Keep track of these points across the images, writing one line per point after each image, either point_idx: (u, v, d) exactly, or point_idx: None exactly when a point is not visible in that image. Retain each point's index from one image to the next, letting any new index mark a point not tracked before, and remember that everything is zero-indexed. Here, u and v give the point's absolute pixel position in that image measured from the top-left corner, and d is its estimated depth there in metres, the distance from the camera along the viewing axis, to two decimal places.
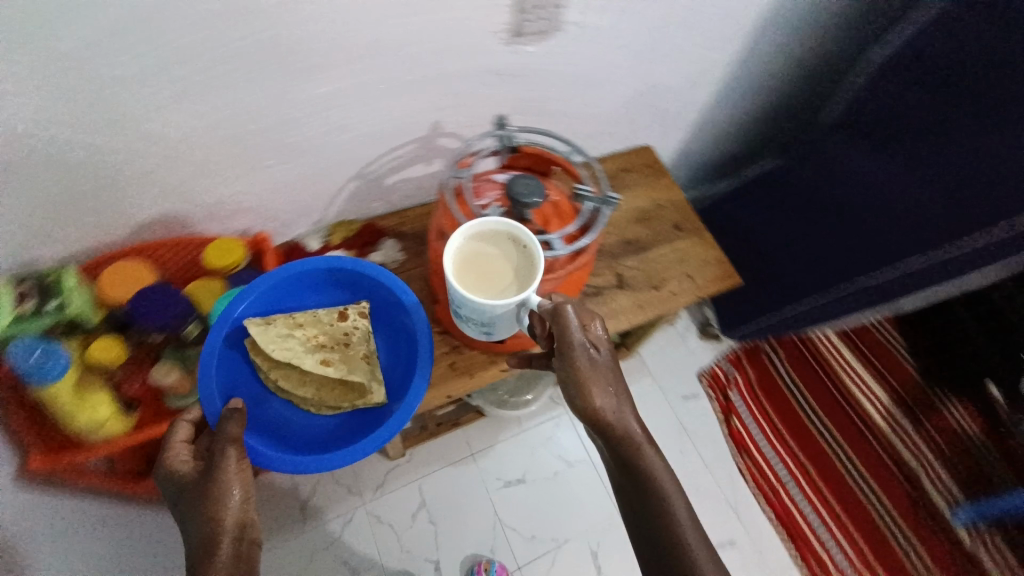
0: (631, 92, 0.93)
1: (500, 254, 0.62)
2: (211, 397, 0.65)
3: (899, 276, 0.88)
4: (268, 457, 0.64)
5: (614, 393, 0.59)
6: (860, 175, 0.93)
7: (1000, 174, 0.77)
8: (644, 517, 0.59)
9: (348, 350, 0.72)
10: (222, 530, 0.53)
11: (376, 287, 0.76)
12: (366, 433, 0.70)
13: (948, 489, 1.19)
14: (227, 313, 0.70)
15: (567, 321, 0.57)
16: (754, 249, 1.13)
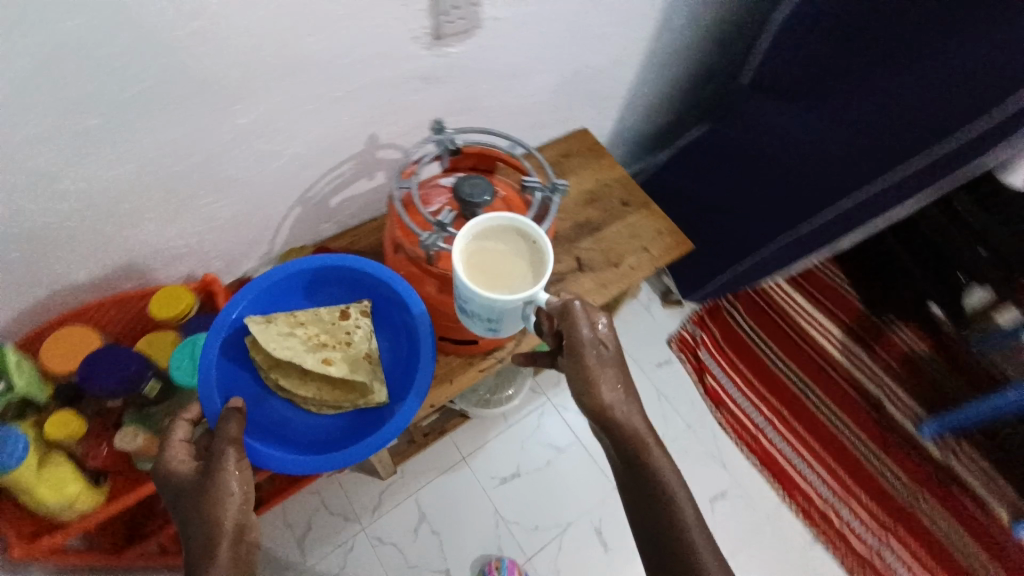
0: (560, 79, 0.95)
1: (506, 248, 0.58)
2: (210, 398, 0.65)
3: (834, 217, 0.92)
4: (266, 456, 0.64)
5: (620, 391, 0.59)
6: (782, 131, 0.97)
7: (903, 111, 0.80)
8: (650, 516, 0.58)
9: (350, 349, 0.70)
10: (220, 533, 0.50)
11: (379, 285, 0.74)
12: (366, 432, 0.68)
13: (908, 406, 1.28)
14: (224, 317, 0.69)
15: (575, 318, 0.57)
16: (699, 213, 1.17)
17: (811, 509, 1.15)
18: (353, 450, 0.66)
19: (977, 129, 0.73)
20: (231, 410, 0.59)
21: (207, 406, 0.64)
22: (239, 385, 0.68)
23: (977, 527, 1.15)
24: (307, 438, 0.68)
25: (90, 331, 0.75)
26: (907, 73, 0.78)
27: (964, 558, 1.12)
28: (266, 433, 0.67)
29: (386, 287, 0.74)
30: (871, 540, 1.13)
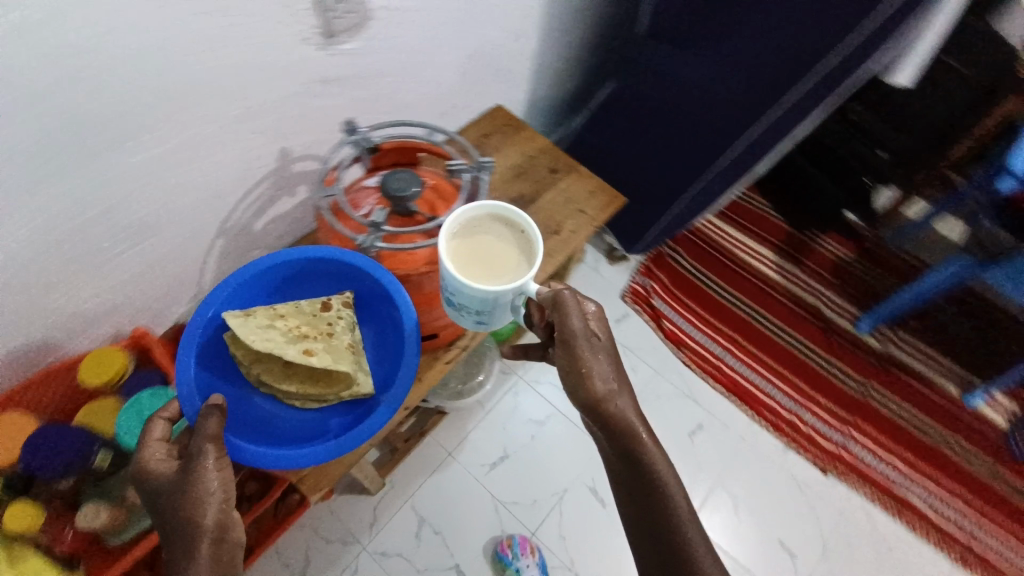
0: (464, 60, 0.94)
1: (497, 240, 0.59)
2: (189, 394, 0.60)
3: (747, 146, 0.97)
4: (245, 452, 0.58)
5: (616, 386, 0.58)
6: (684, 73, 1.00)
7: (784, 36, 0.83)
8: (647, 510, 0.59)
9: (333, 341, 0.65)
10: (200, 535, 0.48)
11: (364, 278, 0.70)
12: (352, 424, 0.64)
13: (844, 309, 1.38)
14: (200, 314, 0.64)
15: (568, 307, 0.56)
16: (625, 168, 1.20)
17: (780, 422, 1.22)
18: (337, 443, 0.61)
19: (852, 42, 0.77)
20: (211, 405, 0.55)
21: (186, 403, 0.60)
22: (220, 380, 0.64)
23: (924, 401, 1.27)
24: (289, 432, 0.63)
25: (25, 418, 0.72)
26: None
27: (918, 432, 1.23)
28: (247, 429, 0.61)
29: (364, 277, 0.69)
30: (837, 435, 1.22)
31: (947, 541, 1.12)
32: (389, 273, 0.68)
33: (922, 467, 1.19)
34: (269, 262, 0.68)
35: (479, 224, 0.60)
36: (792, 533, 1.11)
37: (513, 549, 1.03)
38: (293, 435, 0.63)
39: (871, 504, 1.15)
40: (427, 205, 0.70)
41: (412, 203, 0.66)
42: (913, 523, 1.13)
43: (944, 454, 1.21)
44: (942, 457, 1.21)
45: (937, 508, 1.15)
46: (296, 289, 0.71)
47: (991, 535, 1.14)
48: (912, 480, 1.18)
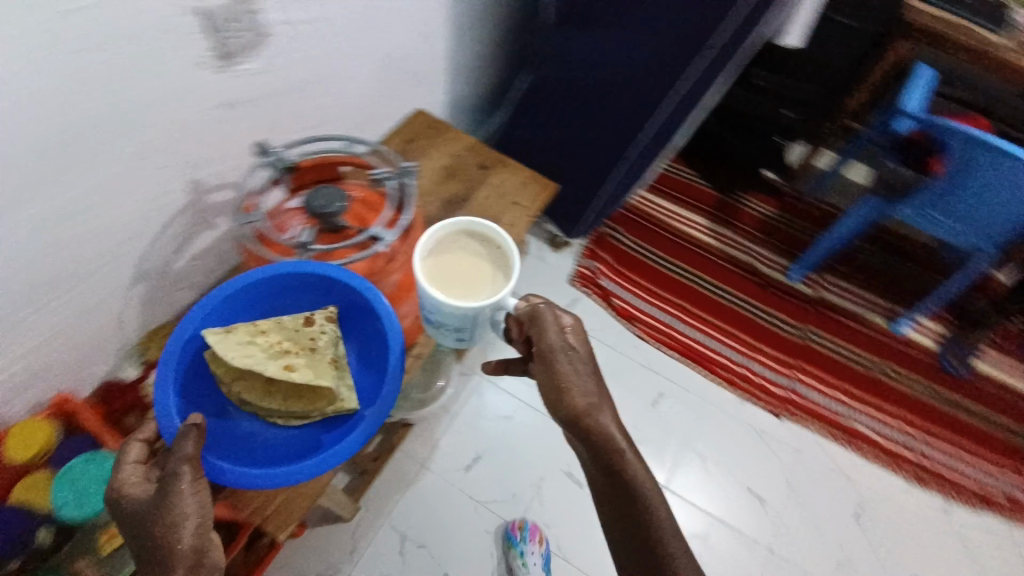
0: (375, 66, 0.92)
1: (472, 254, 0.64)
2: (167, 414, 0.56)
3: (663, 120, 1.00)
4: (230, 471, 0.54)
5: (595, 399, 0.60)
6: (594, 58, 1.02)
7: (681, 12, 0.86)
8: (626, 513, 0.63)
9: (315, 355, 0.61)
10: (176, 558, 0.47)
11: (346, 291, 0.64)
12: (335, 442, 0.58)
13: (777, 262, 1.46)
14: (177, 336, 0.59)
15: (546, 322, 0.60)
16: (553, 155, 1.22)
17: (733, 377, 1.28)
18: (321, 460, 0.56)
19: (743, 12, 0.81)
20: (189, 424, 0.51)
21: (164, 423, 0.56)
22: (200, 400, 0.59)
23: (857, 336, 1.37)
24: (272, 451, 0.58)
25: None
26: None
27: (857, 365, 1.32)
28: (227, 448, 0.57)
29: (343, 288, 0.64)
30: (786, 381, 1.29)
31: (898, 462, 1.20)
32: (364, 280, 0.63)
33: (865, 398, 1.28)
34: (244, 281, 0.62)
35: (453, 242, 0.65)
36: (759, 480, 1.16)
37: (524, 530, 1.05)
38: (277, 454, 0.58)
39: (825, 439, 1.22)
40: (356, 218, 0.69)
41: (339, 217, 0.65)
42: (866, 451, 1.21)
43: (882, 382, 1.30)
44: (881, 385, 1.30)
45: (884, 433, 1.24)
46: (275, 306, 0.65)
47: (937, 451, 1.22)
48: (859, 411, 1.26)
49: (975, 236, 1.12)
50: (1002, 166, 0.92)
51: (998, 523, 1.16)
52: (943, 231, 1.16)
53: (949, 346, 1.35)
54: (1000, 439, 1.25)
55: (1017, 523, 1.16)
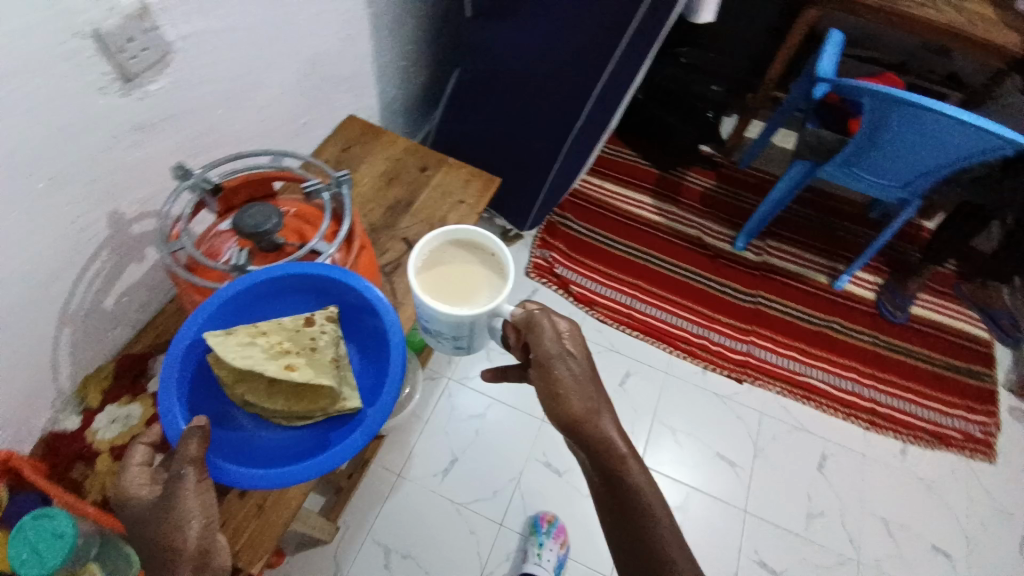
0: (296, 75, 0.89)
1: (467, 267, 0.70)
2: (172, 417, 0.54)
3: (596, 105, 1.02)
4: (233, 472, 0.53)
5: (594, 406, 0.59)
6: (520, 50, 1.02)
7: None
8: (625, 516, 0.62)
9: (315, 355, 0.58)
10: (182, 560, 0.46)
11: (348, 291, 0.63)
12: (337, 442, 0.56)
13: (722, 233, 1.52)
14: (179, 340, 0.57)
15: (542, 330, 0.60)
16: (493, 150, 1.22)
17: (694, 348, 1.32)
18: (326, 457, 0.54)
19: None
20: (194, 426, 0.50)
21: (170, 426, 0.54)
22: (204, 402, 0.57)
23: (803, 295, 1.43)
24: (277, 453, 0.57)
25: None
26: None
27: (806, 322, 1.39)
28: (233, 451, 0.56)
29: (344, 288, 0.63)
30: (743, 346, 1.34)
31: (853, 411, 1.26)
32: (362, 278, 0.62)
33: (817, 353, 1.34)
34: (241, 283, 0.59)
35: (450, 256, 0.72)
36: (727, 444, 1.20)
37: (552, 522, 1.07)
38: (284, 455, 0.56)
39: (784, 397, 1.27)
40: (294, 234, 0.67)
41: (275, 236, 0.62)
42: (822, 404, 1.27)
43: (830, 335, 1.37)
44: (831, 340, 1.37)
45: (838, 384, 1.30)
46: (273, 306, 0.63)
47: (888, 396, 1.29)
48: (813, 366, 1.32)
49: (896, 187, 1.19)
50: (911, 118, 0.98)
51: (953, 457, 1.23)
52: (867, 185, 1.22)
53: (884, 292, 1.42)
54: (946, 379, 1.33)
55: (972, 455, 1.23)
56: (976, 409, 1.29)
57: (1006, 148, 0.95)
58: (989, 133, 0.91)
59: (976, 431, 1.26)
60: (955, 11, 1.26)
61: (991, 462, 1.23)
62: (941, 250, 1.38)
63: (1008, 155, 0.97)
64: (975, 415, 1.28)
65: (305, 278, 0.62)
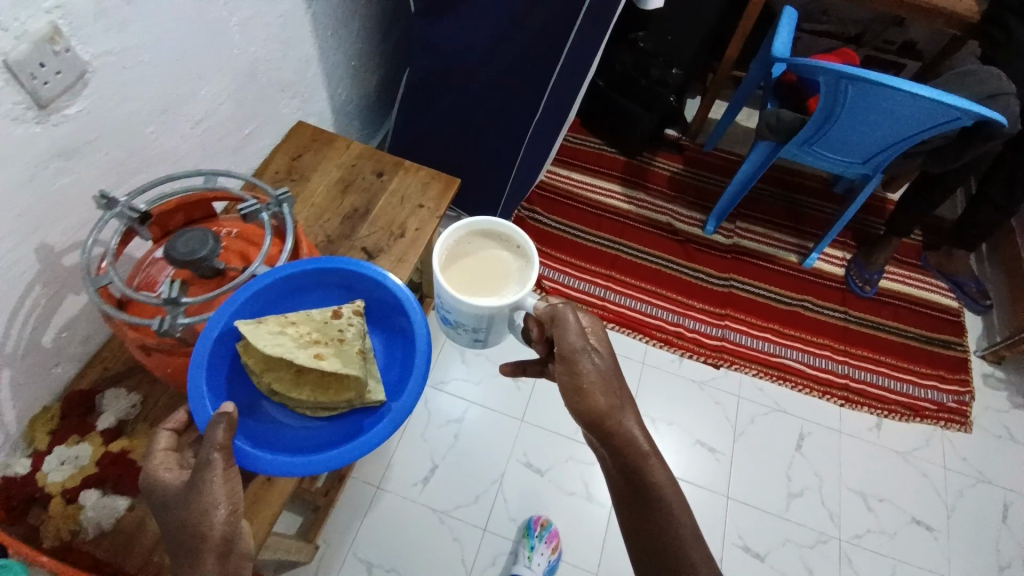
0: (231, 82, 0.85)
1: (488, 257, 0.80)
2: (201, 404, 0.56)
3: (552, 97, 1.01)
4: (258, 457, 0.55)
5: (618, 401, 0.62)
6: (467, 45, 0.99)
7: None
8: (643, 512, 0.62)
9: (344, 346, 0.61)
10: (207, 547, 0.48)
11: (374, 287, 0.68)
12: (358, 435, 0.58)
13: (692, 217, 1.52)
14: (208, 330, 0.58)
15: (567, 323, 0.64)
16: (452, 150, 1.19)
17: (670, 337, 1.31)
18: (346, 451, 0.56)
19: None
20: (221, 413, 0.51)
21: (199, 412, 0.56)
22: (231, 390, 0.59)
23: (774, 276, 1.43)
24: (303, 443, 0.59)
25: None
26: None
27: (779, 303, 1.39)
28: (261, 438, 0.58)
29: (372, 284, 0.67)
30: (716, 330, 1.34)
31: (828, 389, 1.27)
32: (389, 274, 0.66)
33: (791, 333, 1.35)
34: (270, 279, 0.62)
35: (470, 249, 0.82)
36: (706, 431, 1.20)
37: (545, 528, 1.06)
38: (306, 446, 0.58)
39: (761, 379, 1.28)
40: (232, 258, 0.63)
41: (213, 262, 0.58)
42: (798, 384, 1.27)
43: (801, 313, 1.38)
44: (804, 319, 1.37)
45: (812, 363, 1.31)
46: (297, 300, 0.66)
47: (861, 371, 1.31)
48: (787, 347, 1.33)
49: (858, 163, 1.19)
50: (869, 94, 0.97)
51: (927, 427, 1.25)
52: (828, 163, 1.22)
53: (853, 268, 1.44)
54: (919, 351, 1.35)
55: (947, 425, 1.25)
56: (949, 378, 1.31)
57: (962, 118, 0.95)
58: (945, 104, 0.91)
59: (951, 401, 1.28)
60: None
61: (967, 431, 1.25)
62: (905, 222, 1.36)
63: (964, 124, 0.98)
64: (948, 385, 1.30)
65: (329, 273, 0.66)
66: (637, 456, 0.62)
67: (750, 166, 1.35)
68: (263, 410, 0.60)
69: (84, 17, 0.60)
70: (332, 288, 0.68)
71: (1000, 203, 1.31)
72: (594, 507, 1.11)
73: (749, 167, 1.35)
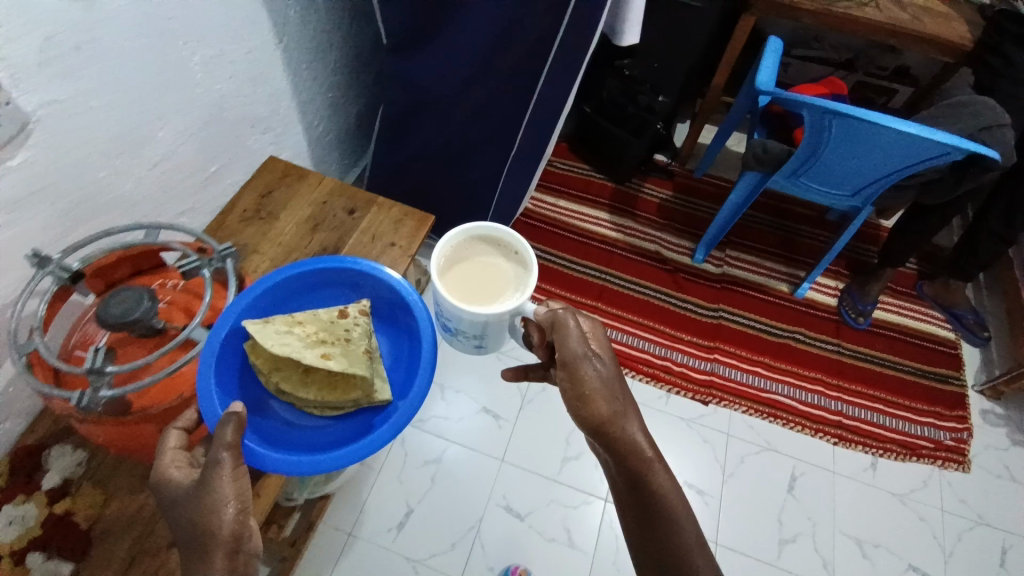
0: (195, 123, 0.83)
1: (486, 268, 0.86)
2: (210, 404, 0.59)
3: (529, 129, 0.99)
4: (266, 458, 0.59)
5: (619, 408, 0.63)
6: (434, 78, 0.96)
7: (507, 23, 0.84)
8: (645, 522, 0.62)
9: (350, 345, 0.68)
10: (215, 544, 0.48)
11: (379, 287, 0.77)
12: (365, 434, 0.65)
13: (681, 246, 1.49)
14: (220, 324, 0.64)
15: (567, 331, 0.65)
16: (430, 183, 1.17)
17: (657, 371, 1.28)
18: (353, 451, 0.62)
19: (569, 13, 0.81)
20: (229, 413, 0.51)
21: (207, 412, 0.58)
22: (242, 388, 0.64)
23: (765, 307, 1.40)
24: (310, 443, 0.64)
25: None
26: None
27: (769, 333, 1.36)
28: (267, 438, 0.62)
29: (377, 283, 0.76)
30: (704, 364, 1.30)
31: (821, 426, 1.23)
32: (391, 272, 0.75)
33: (783, 366, 1.31)
34: (288, 274, 0.72)
35: (473, 255, 0.87)
36: (694, 472, 1.16)
37: None
38: (313, 446, 0.64)
39: (751, 416, 1.24)
40: (174, 314, 0.60)
41: (149, 324, 0.55)
42: (789, 422, 1.23)
43: (792, 347, 1.34)
44: (796, 352, 1.33)
45: (804, 399, 1.27)
46: (308, 297, 0.76)
47: (854, 407, 1.26)
48: (779, 382, 1.29)
49: (847, 195, 1.16)
50: (853, 129, 0.95)
51: (924, 467, 1.20)
52: (818, 195, 1.19)
53: (846, 299, 1.40)
54: (915, 386, 1.30)
55: (944, 465, 1.20)
56: (946, 415, 1.27)
57: (953, 153, 0.92)
58: (932, 140, 0.88)
59: (949, 438, 1.24)
60: (894, 6, 1.23)
61: (965, 471, 1.20)
62: (898, 252, 1.32)
63: (955, 159, 0.95)
64: (946, 422, 1.26)
65: (342, 273, 0.76)
66: (640, 463, 0.62)
67: (738, 192, 1.31)
68: (270, 409, 0.65)
69: (24, 69, 0.58)
70: (340, 288, 0.77)
71: (996, 233, 1.27)
72: (575, 554, 1.07)
73: (739, 195, 1.31)
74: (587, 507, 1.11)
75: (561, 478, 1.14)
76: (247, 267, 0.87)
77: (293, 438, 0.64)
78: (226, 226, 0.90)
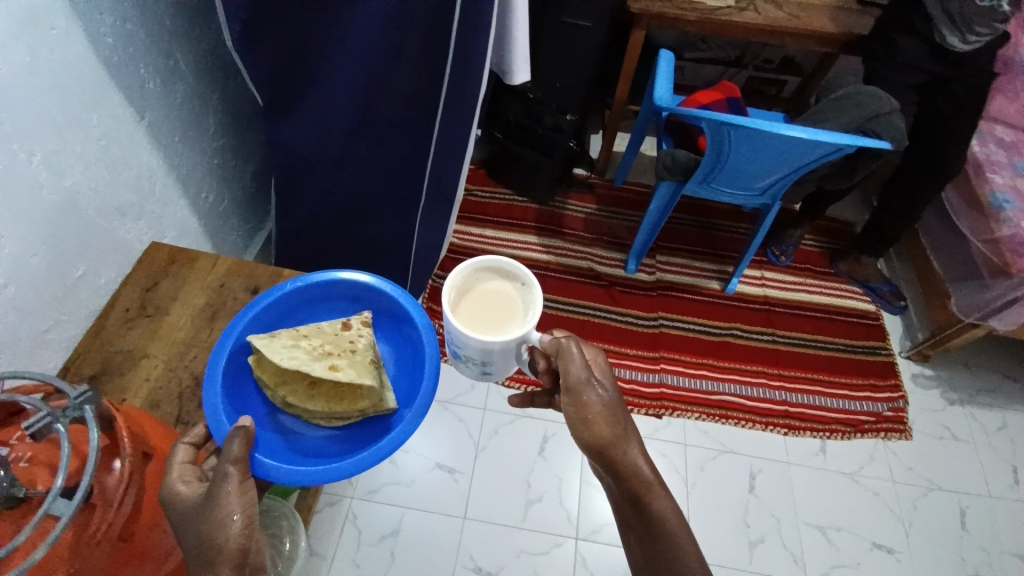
0: (51, 230, 0.72)
1: (502, 296, 0.79)
2: (217, 421, 0.63)
3: (431, 179, 0.94)
4: (273, 466, 0.62)
5: (621, 432, 0.61)
6: (318, 137, 0.90)
7: (391, 74, 0.80)
8: (649, 537, 0.59)
9: (356, 356, 0.72)
10: (223, 558, 0.50)
11: (380, 298, 0.80)
12: (366, 443, 0.69)
13: (613, 258, 1.49)
14: (228, 336, 0.71)
15: (571, 357, 0.64)
16: (342, 240, 1.09)
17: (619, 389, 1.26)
18: (357, 459, 0.64)
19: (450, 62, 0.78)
20: (237, 428, 0.56)
21: (215, 427, 0.63)
22: (252, 404, 0.69)
23: (704, 308, 1.42)
24: (314, 450, 0.68)
25: None
26: (372, 27, 0.75)
27: (709, 334, 1.37)
28: (275, 449, 0.65)
29: (378, 295, 0.80)
30: (643, 375, 1.29)
31: (769, 419, 1.25)
32: (392, 287, 0.78)
33: (727, 365, 1.33)
34: (290, 289, 0.76)
35: (476, 279, 0.81)
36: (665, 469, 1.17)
37: None
38: (319, 453, 0.68)
39: (704, 421, 1.24)
40: (36, 474, 0.49)
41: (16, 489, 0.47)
42: (742, 420, 1.25)
43: (731, 343, 1.36)
44: (734, 347, 1.36)
45: (752, 394, 1.29)
46: (313, 312, 0.80)
47: (797, 394, 1.30)
48: (724, 381, 1.30)
49: (756, 195, 1.19)
50: (751, 138, 0.97)
51: (869, 442, 1.25)
52: (730, 197, 1.21)
53: (771, 241, 1.51)
54: (845, 360, 1.36)
55: (887, 436, 1.25)
56: (881, 386, 1.33)
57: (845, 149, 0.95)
58: (818, 142, 0.92)
59: (888, 410, 1.29)
60: (771, 8, 1.23)
61: (907, 439, 1.26)
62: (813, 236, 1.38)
63: (848, 153, 0.99)
64: (882, 393, 1.32)
65: (338, 286, 0.79)
66: (639, 484, 0.59)
67: (663, 188, 1.28)
68: (280, 421, 0.70)
69: None
70: (342, 302, 0.81)
71: (898, 209, 1.34)
72: None
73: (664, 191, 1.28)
74: (558, 550, 1.07)
75: (526, 524, 1.10)
76: (137, 376, 0.78)
77: (307, 446, 0.68)
78: (104, 334, 0.81)
